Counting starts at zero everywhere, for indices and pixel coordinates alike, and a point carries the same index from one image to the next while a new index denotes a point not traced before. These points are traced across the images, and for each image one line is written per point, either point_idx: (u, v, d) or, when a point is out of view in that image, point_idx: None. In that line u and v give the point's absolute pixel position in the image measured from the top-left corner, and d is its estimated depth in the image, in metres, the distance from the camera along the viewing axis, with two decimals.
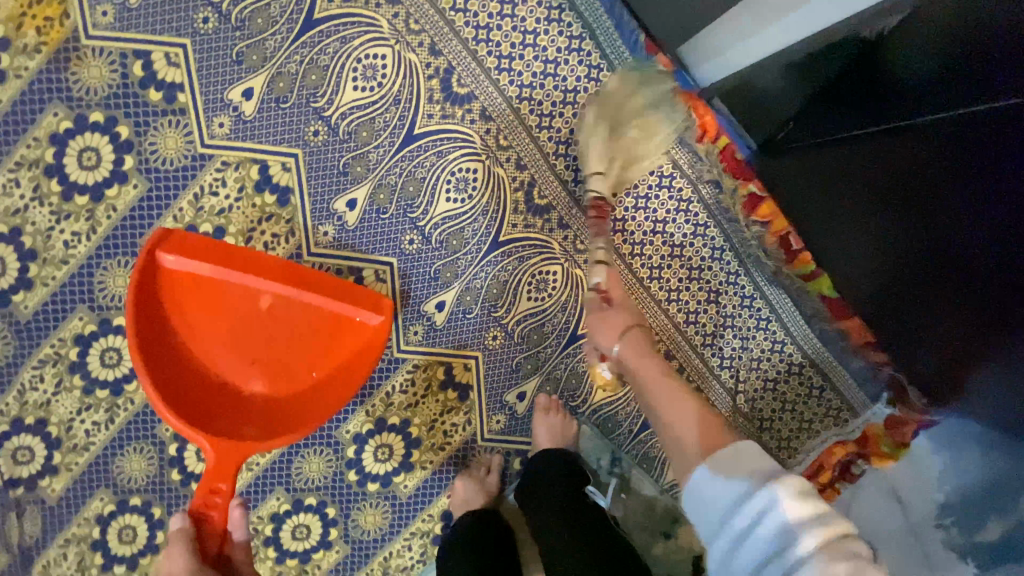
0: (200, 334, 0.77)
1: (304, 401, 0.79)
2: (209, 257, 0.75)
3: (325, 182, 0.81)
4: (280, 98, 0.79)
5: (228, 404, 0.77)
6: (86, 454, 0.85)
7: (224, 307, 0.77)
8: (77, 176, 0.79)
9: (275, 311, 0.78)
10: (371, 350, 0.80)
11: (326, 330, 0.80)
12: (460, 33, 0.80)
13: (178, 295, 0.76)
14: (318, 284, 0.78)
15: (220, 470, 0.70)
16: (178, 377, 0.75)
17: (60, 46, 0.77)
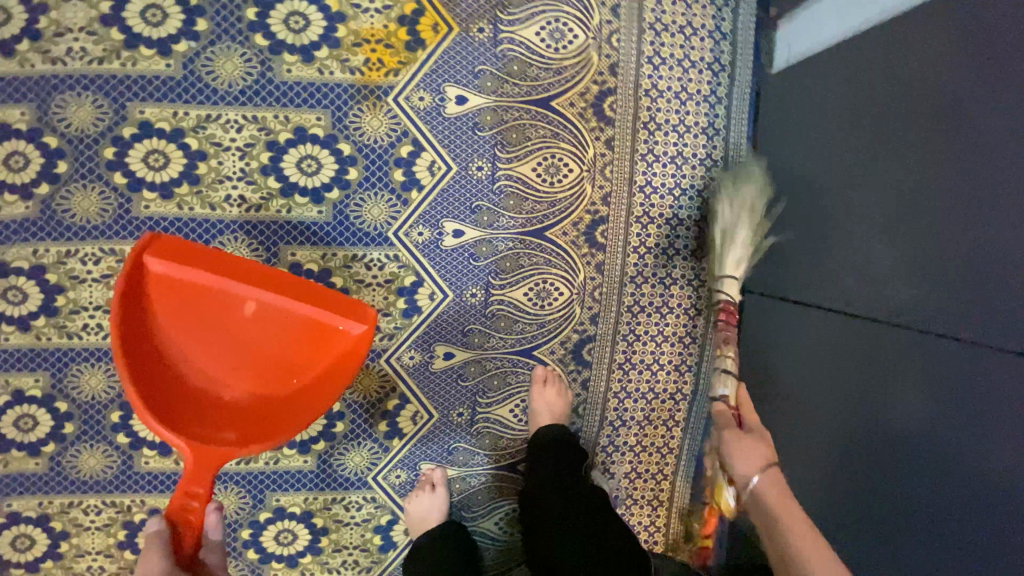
0: (180, 337, 0.75)
1: (279, 409, 0.78)
2: (191, 259, 0.74)
3: (445, 329, 0.91)
4: (474, 256, 0.89)
5: (204, 411, 0.74)
6: (64, 339, 0.84)
7: (212, 317, 0.76)
8: (287, 167, 0.83)
9: (260, 317, 0.77)
10: (351, 360, 0.78)
11: (311, 336, 0.78)
12: (619, 326, 0.93)
13: (165, 300, 0.74)
14: (305, 292, 0.78)
15: (199, 475, 0.69)
16: (153, 379, 0.72)
17: (370, 85, 0.83)
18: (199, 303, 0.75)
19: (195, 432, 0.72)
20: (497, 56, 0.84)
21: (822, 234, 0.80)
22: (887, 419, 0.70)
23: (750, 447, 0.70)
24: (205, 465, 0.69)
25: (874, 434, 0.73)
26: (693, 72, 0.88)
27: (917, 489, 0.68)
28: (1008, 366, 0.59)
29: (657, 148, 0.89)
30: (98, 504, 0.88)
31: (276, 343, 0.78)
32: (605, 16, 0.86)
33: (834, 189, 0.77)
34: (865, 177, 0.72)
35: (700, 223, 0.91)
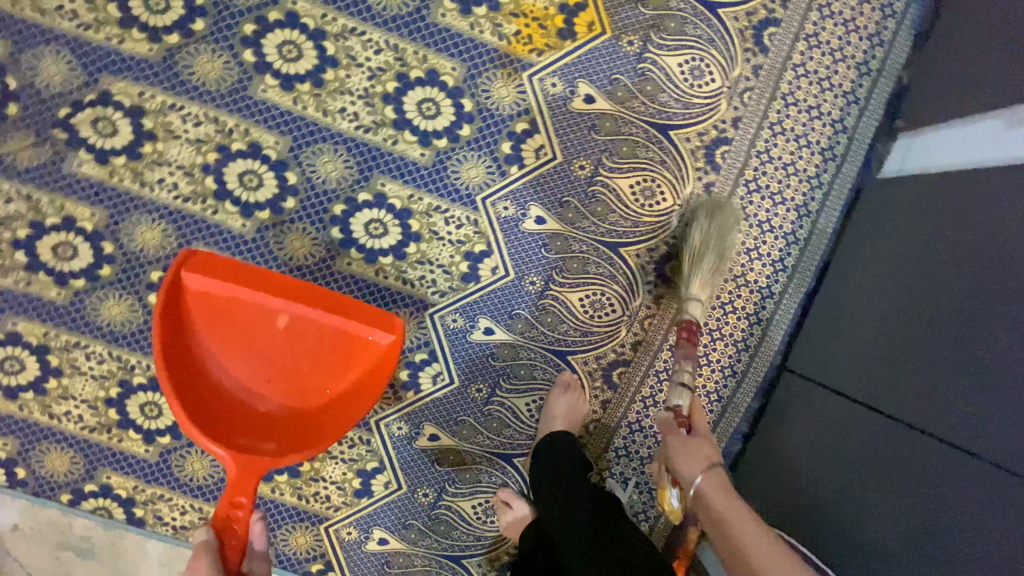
0: (224, 351, 0.81)
1: (314, 416, 0.83)
2: (230, 272, 0.78)
3: (494, 306, 0.92)
4: (547, 247, 0.90)
5: (243, 422, 0.80)
6: (135, 185, 0.83)
7: (248, 330, 0.80)
8: (408, 102, 0.85)
9: (293, 328, 0.80)
10: (382, 369, 0.82)
11: (341, 345, 0.82)
12: (655, 360, 0.95)
13: (206, 315, 0.79)
14: (337, 304, 0.81)
15: (241, 486, 0.74)
16: (199, 393, 0.79)
17: (513, 55, 0.85)
18: (238, 317, 0.80)
19: (238, 444, 0.77)
20: (637, 72, 0.87)
21: (858, 317, 0.83)
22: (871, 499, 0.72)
23: (701, 453, 0.79)
24: (245, 476, 0.74)
25: (861, 514, 0.73)
26: (804, 152, 0.91)
27: (892, 572, 0.67)
28: (982, 467, 0.60)
29: (748, 209, 0.92)
30: (102, 355, 0.87)
31: (310, 355, 0.82)
32: (745, 73, 0.89)
33: (881, 281, 0.81)
34: (910, 276, 0.76)
35: (763, 291, 0.94)
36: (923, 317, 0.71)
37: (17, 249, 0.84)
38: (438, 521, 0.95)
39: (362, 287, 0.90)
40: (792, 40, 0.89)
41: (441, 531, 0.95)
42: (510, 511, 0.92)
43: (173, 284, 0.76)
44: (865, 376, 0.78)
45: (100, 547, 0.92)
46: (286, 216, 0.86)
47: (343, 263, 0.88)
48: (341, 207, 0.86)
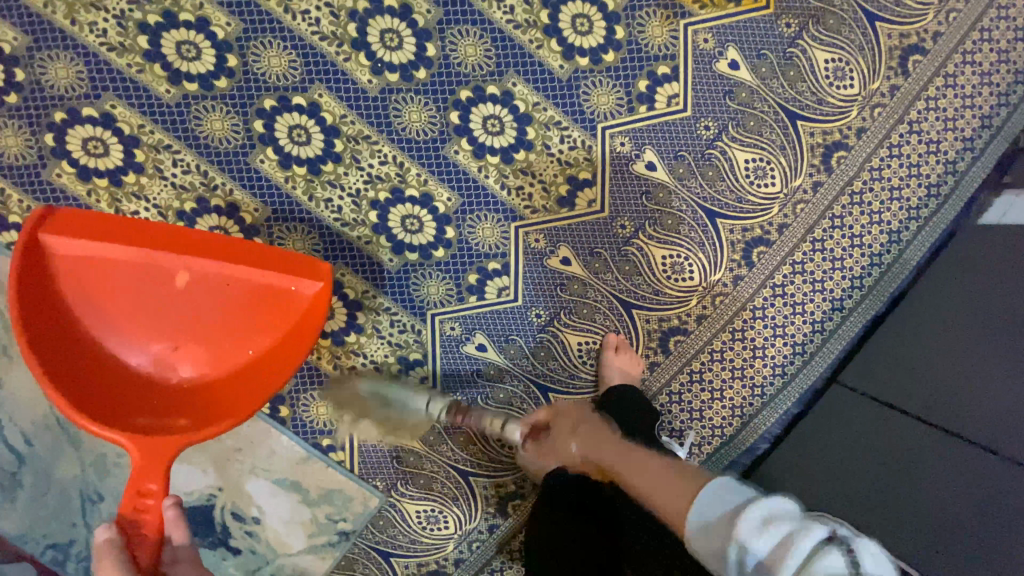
0: (98, 319, 0.72)
1: (236, 381, 0.77)
2: (94, 232, 0.71)
3: (579, 238, 0.91)
4: (649, 195, 0.90)
5: (149, 398, 0.73)
6: (278, 9, 0.82)
7: (144, 291, 0.73)
8: (565, 12, 0.84)
9: (189, 289, 0.74)
10: (306, 320, 0.77)
11: (261, 301, 0.76)
12: (714, 338, 0.95)
13: (73, 286, 0.71)
14: (225, 253, 0.75)
15: (147, 471, 0.66)
16: (83, 372, 0.70)
17: (677, 0, 0.85)
18: (116, 286, 0.72)
19: (137, 425, 0.70)
20: (785, 55, 0.88)
21: (921, 344, 0.88)
22: (901, 491, 0.78)
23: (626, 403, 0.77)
24: (151, 460, 0.66)
25: (882, 506, 0.79)
26: (911, 181, 0.93)
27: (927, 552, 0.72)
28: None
29: (846, 218, 0.93)
30: (188, 165, 0.84)
31: (220, 316, 0.76)
32: (882, 89, 0.91)
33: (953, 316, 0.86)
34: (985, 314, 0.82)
35: (834, 302, 0.95)
36: (972, 345, 0.81)
37: (140, 33, 0.81)
38: (460, 431, 0.94)
39: (460, 179, 0.89)
40: (933, 72, 0.92)
41: (460, 441, 0.94)
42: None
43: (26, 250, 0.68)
44: (922, 392, 0.83)
45: None
46: (412, 85, 0.85)
47: (451, 149, 0.87)
48: (467, 93, 0.86)
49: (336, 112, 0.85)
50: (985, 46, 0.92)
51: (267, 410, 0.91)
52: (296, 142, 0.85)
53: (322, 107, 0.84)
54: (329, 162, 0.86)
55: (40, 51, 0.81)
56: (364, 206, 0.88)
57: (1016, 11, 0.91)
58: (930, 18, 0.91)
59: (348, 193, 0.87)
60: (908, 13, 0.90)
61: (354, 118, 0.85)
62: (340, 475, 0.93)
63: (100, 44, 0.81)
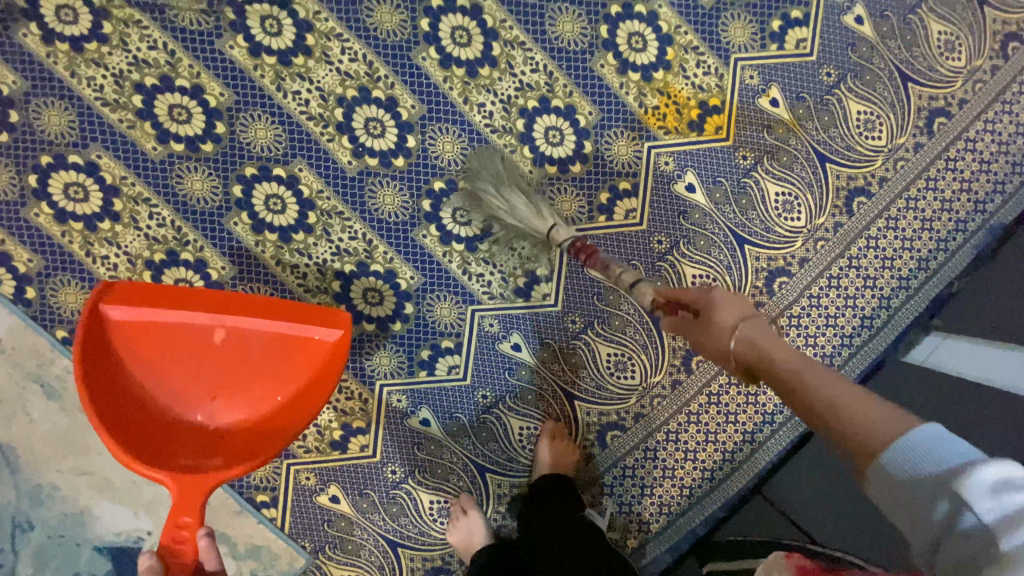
0: (149, 373, 0.78)
1: (268, 425, 0.81)
2: (148, 297, 0.77)
3: (531, 327, 0.95)
4: (601, 297, 0.95)
5: (190, 442, 0.78)
6: (271, 87, 0.87)
7: (190, 347, 0.79)
8: (540, 123, 0.91)
9: (231, 341, 0.80)
10: (332, 368, 0.81)
11: (291, 350, 0.82)
12: (650, 438, 0.99)
13: (125, 345, 0.77)
14: (257, 307, 0.80)
15: (186, 505, 0.71)
16: (135, 422, 0.75)
17: (645, 125, 0.92)
18: (163, 342, 0.78)
19: (180, 465, 0.74)
20: (739, 184, 0.95)
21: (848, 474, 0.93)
22: None
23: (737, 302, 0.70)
24: (190, 496, 0.71)
25: None
26: (846, 312, 1.00)
27: None
28: None
29: (782, 338, 0.99)
30: (162, 219, 0.88)
31: (254, 366, 0.81)
32: (826, 224, 0.98)
33: None
34: None
35: (765, 415, 1.00)
36: None
37: (135, 92, 0.85)
38: (393, 501, 0.96)
39: (424, 260, 0.93)
40: (875, 215, 0.99)
41: (392, 511, 0.96)
42: (463, 520, 0.94)
43: (91, 315, 0.74)
44: None
45: (70, 393, 0.91)
46: (390, 171, 0.90)
47: (419, 232, 0.92)
48: (440, 185, 0.91)
49: (313, 187, 0.89)
50: (926, 196, 0.99)
51: None
52: (272, 211, 0.89)
53: (300, 180, 0.89)
54: (300, 232, 0.90)
55: (37, 96, 0.85)
56: (329, 276, 0.91)
57: (957, 168, 0.99)
58: (876, 165, 0.98)
59: (315, 263, 0.91)
60: (856, 159, 0.98)
61: (329, 193, 0.89)
62: (270, 532, 0.94)
63: (96, 97, 0.85)
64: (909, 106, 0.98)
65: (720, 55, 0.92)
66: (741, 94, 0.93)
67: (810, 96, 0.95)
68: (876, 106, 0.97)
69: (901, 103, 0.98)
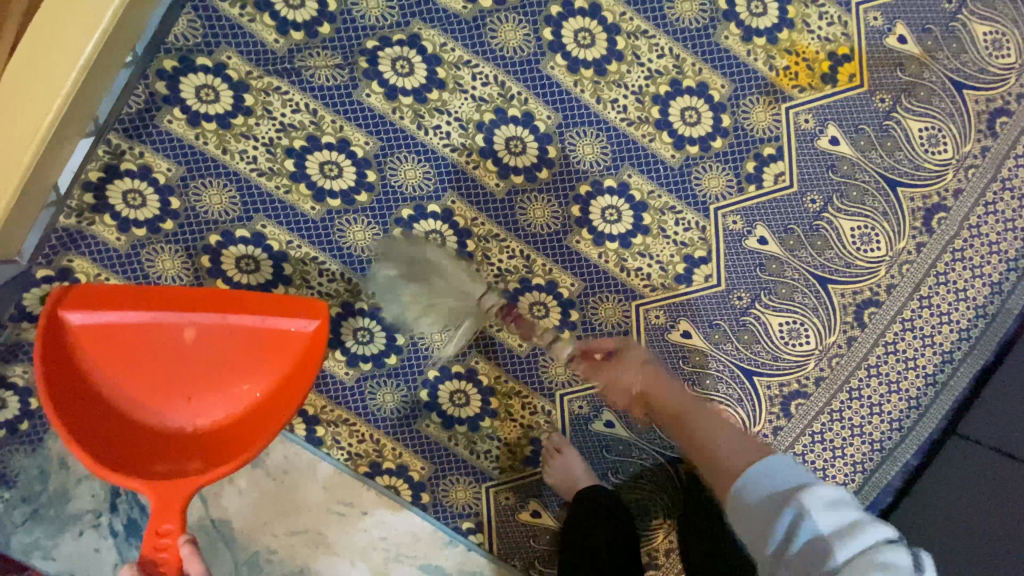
0: (116, 380, 0.76)
1: (248, 423, 0.79)
2: (109, 303, 0.75)
3: (697, 311, 0.95)
4: (763, 267, 0.95)
5: (166, 446, 0.76)
6: (412, 126, 0.89)
7: (158, 348, 0.77)
8: (675, 108, 0.91)
9: (199, 341, 0.77)
10: (308, 354, 0.79)
11: (263, 342, 0.79)
12: (833, 401, 0.99)
13: (91, 355, 0.75)
14: (224, 300, 0.78)
15: (163, 510, 0.68)
16: (106, 431, 0.73)
17: (778, 87, 0.91)
18: (132, 348, 0.76)
19: (155, 471, 0.72)
20: (882, 127, 0.94)
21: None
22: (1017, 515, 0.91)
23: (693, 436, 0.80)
24: (167, 500, 0.69)
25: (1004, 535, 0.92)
26: (1008, 235, 0.98)
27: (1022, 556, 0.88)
28: None
29: (949, 274, 0.98)
30: (333, 274, 0.91)
31: (229, 362, 0.79)
32: (974, 150, 0.96)
33: None
34: None
35: (943, 353, 0.99)
36: None
37: (288, 157, 0.88)
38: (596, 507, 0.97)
39: (581, 265, 0.94)
40: (1020, 132, 0.97)
41: None
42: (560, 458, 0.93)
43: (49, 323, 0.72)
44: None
45: (272, 458, 0.93)
46: (536, 185, 0.92)
47: (572, 239, 0.94)
48: (587, 188, 0.93)
49: (468, 215, 0.92)
50: None
51: (410, 498, 0.94)
52: (432, 245, 0.92)
53: (455, 212, 0.92)
54: (462, 261, 0.92)
55: (193, 179, 0.87)
56: (496, 296, 0.93)
57: None
58: (1013, 81, 0.96)
59: (481, 287, 0.93)
60: (992, 80, 0.96)
61: (484, 219, 0.92)
62: (481, 557, 0.96)
63: (251, 170, 0.87)
64: None
65: (839, 3, 0.91)
66: (868, 37, 0.92)
67: (936, 27, 0.94)
68: (1002, 23, 0.95)
69: None
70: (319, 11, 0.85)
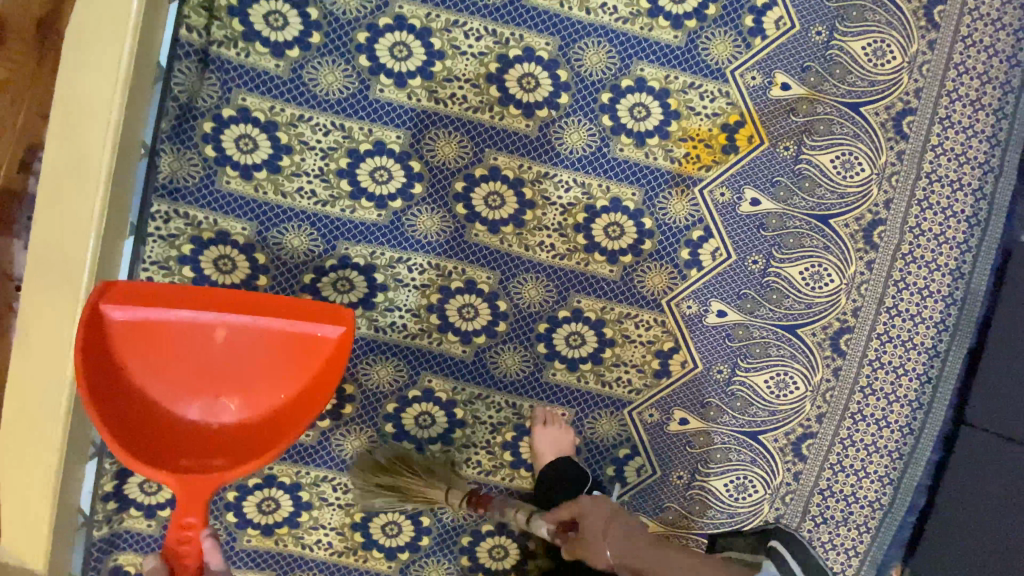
0: (145, 373, 0.74)
1: (269, 426, 0.78)
2: (147, 302, 0.74)
3: (685, 396, 0.99)
4: (731, 337, 0.99)
5: (191, 440, 0.75)
6: (370, 332, 0.95)
7: (187, 346, 0.76)
8: (597, 229, 0.95)
9: (231, 342, 0.77)
10: (336, 361, 0.78)
11: (292, 346, 0.78)
12: (840, 429, 1.02)
13: (125, 347, 0.73)
14: (256, 304, 0.78)
15: (188, 505, 0.70)
16: (129, 420, 0.72)
17: (685, 175, 0.95)
18: (160, 344, 0.75)
19: (180, 468, 0.72)
20: (795, 172, 0.97)
21: None
22: None
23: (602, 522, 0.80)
24: (192, 500, 0.70)
25: None
26: (950, 223, 1.00)
27: None
28: None
29: (907, 278, 1.00)
30: (346, 483, 0.97)
31: (258, 366, 0.78)
32: (890, 158, 0.98)
33: None
34: None
35: (929, 351, 1.01)
36: None
37: None
38: None
39: (565, 394, 0.98)
40: (928, 124, 0.99)
41: None
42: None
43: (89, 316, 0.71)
44: None
45: None
46: (499, 339, 0.97)
47: (548, 374, 0.98)
48: (545, 325, 0.97)
49: (446, 387, 0.97)
50: (963, 81, 0.98)
51: None
52: (425, 426, 0.97)
53: (434, 389, 0.97)
54: (457, 429, 0.97)
55: None
56: (498, 450, 0.98)
57: (976, 42, 0.98)
58: (905, 81, 0.98)
59: (481, 446, 0.98)
60: (884, 88, 0.98)
61: (462, 385, 0.97)
62: None
63: None
64: (904, 12, 0.97)
65: (714, 77, 0.94)
66: (753, 97, 0.95)
67: (814, 62, 0.96)
68: (875, 32, 0.97)
69: (896, 16, 0.97)
70: (251, 268, 0.91)
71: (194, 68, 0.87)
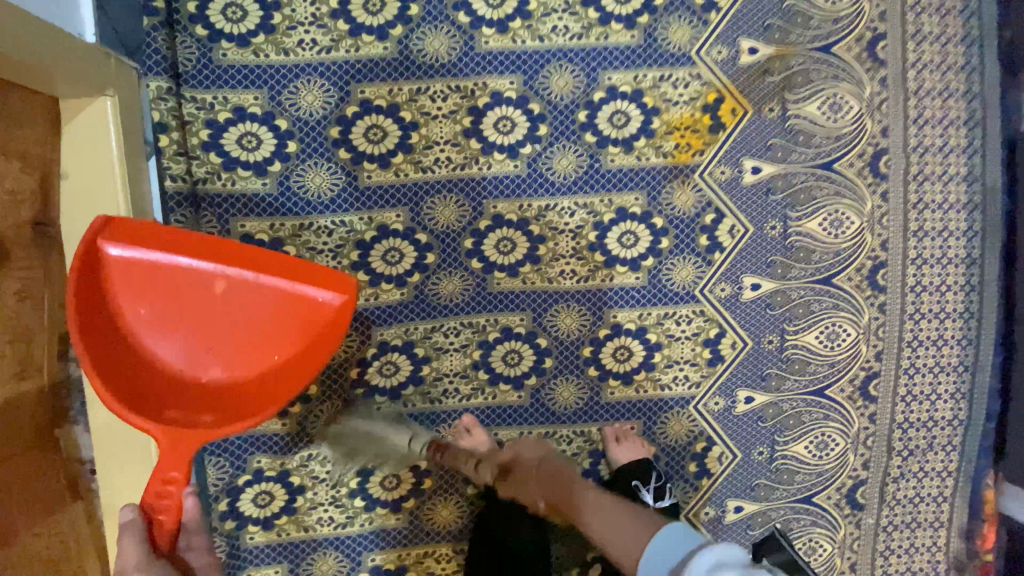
0: (141, 317, 0.69)
1: (259, 388, 0.72)
2: (146, 245, 0.67)
3: (744, 375, 1.00)
4: (771, 305, 0.99)
5: (176, 391, 0.69)
6: (427, 404, 0.97)
7: (184, 294, 0.69)
8: (612, 243, 0.96)
9: (231, 296, 0.70)
10: (333, 334, 0.71)
11: (291, 313, 0.71)
12: (902, 361, 1.02)
13: (121, 291, 0.67)
14: (261, 263, 0.71)
15: (171, 457, 0.65)
16: (121, 360, 0.67)
17: (681, 166, 0.95)
18: (157, 291, 0.68)
19: (168, 417, 0.67)
20: (787, 130, 0.96)
21: None
22: None
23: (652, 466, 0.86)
24: (176, 451, 0.65)
25: None
26: (951, 131, 0.99)
27: None
28: None
29: (925, 197, 1.00)
30: (448, 552, 1.00)
31: (257, 322, 0.71)
32: (875, 87, 0.97)
33: None
34: None
35: (966, 261, 1.01)
36: None
37: (354, 496, 0.96)
38: None
39: (628, 406, 0.99)
40: (902, 42, 0.97)
41: None
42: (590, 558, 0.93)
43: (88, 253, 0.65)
44: None
45: None
46: (549, 374, 0.98)
47: (606, 393, 0.99)
48: (589, 348, 0.98)
49: (513, 434, 0.98)
50: None
51: None
52: None
53: (503, 440, 0.98)
54: None
55: (300, 565, 0.97)
56: None
57: None
58: (868, 9, 0.96)
59: None
60: (849, 21, 0.97)
61: (528, 428, 0.99)
62: None
63: (334, 527, 0.97)
64: None
65: (681, 63, 0.94)
66: (724, 70, 0.95)
67: (773, 18, 0.95)
68: None
69: None
70: None
71: (189, 213, 0.89)
